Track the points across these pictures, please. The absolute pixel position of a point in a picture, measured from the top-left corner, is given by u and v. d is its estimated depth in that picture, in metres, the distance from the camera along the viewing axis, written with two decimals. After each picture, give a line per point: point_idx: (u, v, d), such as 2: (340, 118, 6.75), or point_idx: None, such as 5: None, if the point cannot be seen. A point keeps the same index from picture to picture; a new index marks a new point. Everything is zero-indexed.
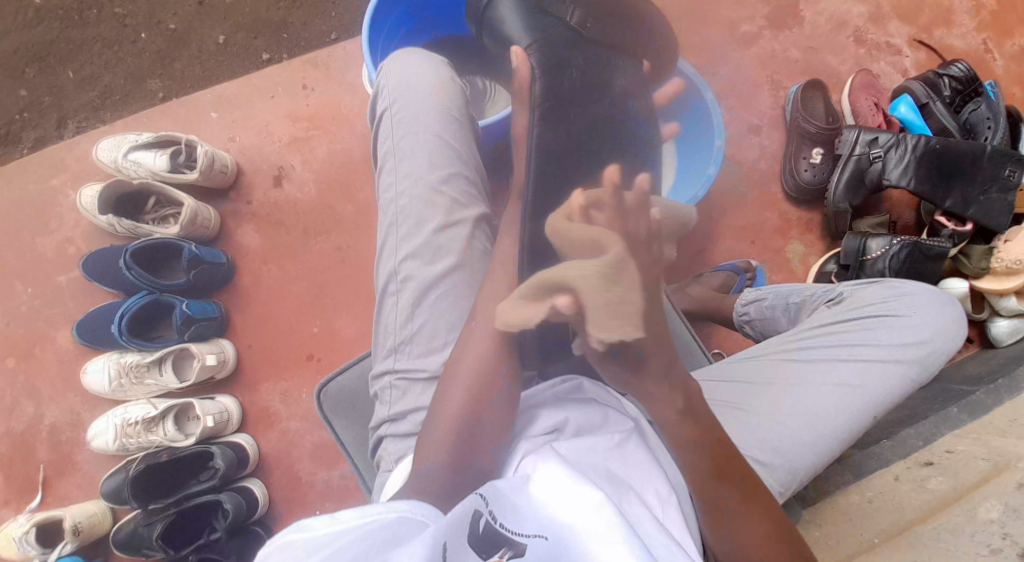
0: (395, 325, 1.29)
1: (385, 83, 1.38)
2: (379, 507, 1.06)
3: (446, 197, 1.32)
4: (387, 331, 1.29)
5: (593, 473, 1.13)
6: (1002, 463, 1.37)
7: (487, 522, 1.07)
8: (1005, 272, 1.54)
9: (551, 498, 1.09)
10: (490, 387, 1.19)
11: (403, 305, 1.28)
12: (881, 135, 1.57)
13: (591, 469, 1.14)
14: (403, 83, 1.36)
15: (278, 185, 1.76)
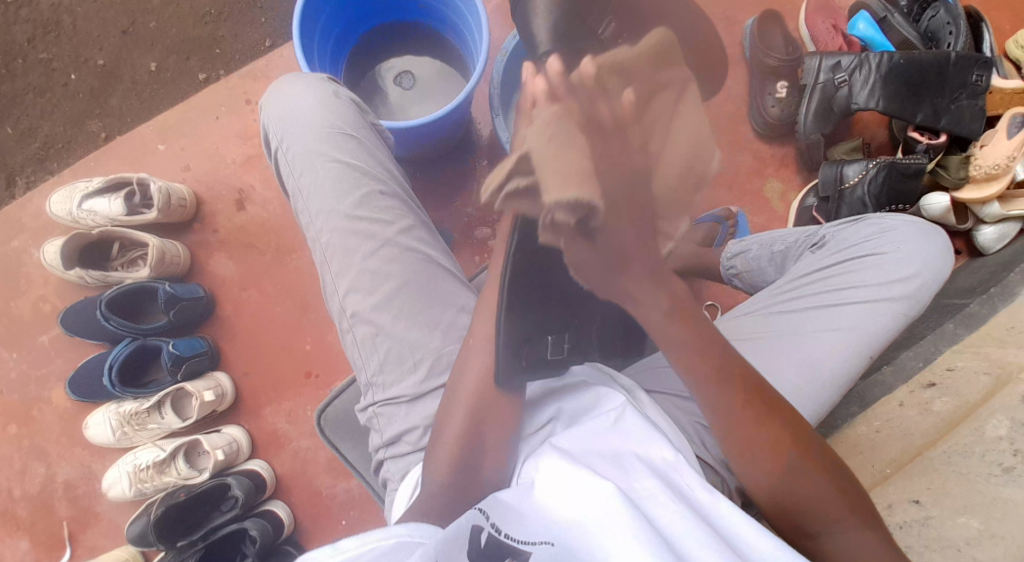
0: (360, 360, 1.32)
1: (269, 122, 1.41)
2: (378, 532, 1.08)
3: (366, 220, 1.34)
4: (359, 366, 1.33)
5: (596, 459, 1.15)
6: (1003, 376, 1.40)
7: (489, 534, 1.08)
8: (985, 178, 1.52)
9: (552, 497, 1.12)
10: (489, 397, 1.20)
11: (358, 340, 1.32)
12: (843, 58, 1.53)
13: (594, 455, 1.15)
14: (285, 119, 1.39)
15: (241, 208, 1.71)
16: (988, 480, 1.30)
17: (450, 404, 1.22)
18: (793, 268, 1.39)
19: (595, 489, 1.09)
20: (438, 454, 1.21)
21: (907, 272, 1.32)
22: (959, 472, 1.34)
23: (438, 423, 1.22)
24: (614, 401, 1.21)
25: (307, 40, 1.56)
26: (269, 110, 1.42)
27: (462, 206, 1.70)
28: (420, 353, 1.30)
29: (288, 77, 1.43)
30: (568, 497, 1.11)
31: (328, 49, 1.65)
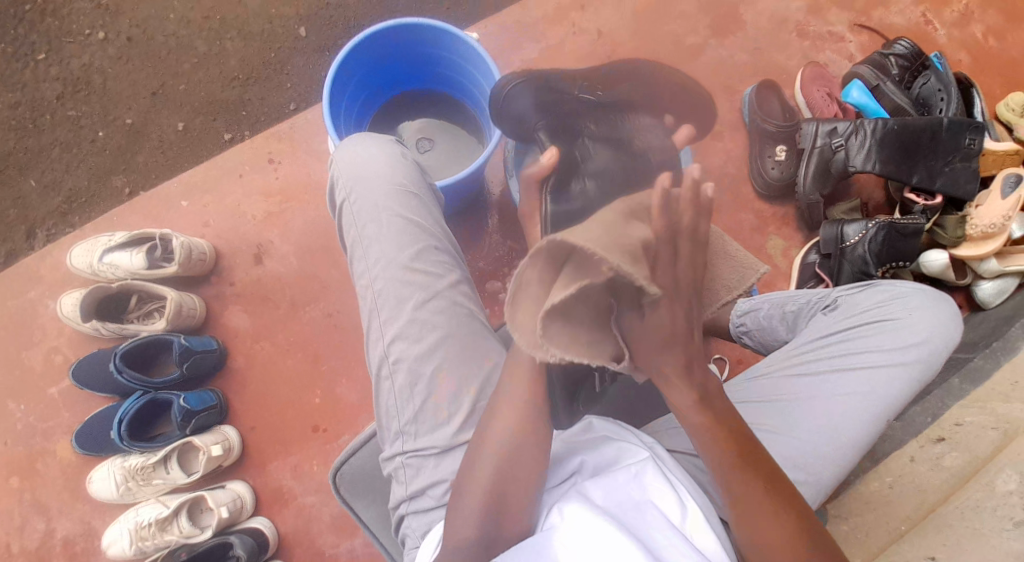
0: (397, 407, 1.36)
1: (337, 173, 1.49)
2: None
3: (421, 272, 1.40)
4: (391, 415, 1.37)
5: (625, 511, 1.20)
6: (1011, 430, 1.45)
7: None
8: (981, 236, 1.55)
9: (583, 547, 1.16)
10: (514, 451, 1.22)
11: (399, 387, 1.36)
12: (839, 124, 1.58)
13: (624, 509, 1.20)
14: (354, 170, 1.46)
15: (259, 262, 1.76)
16: (1001, 534, 1.33)
17: (472, 458, 1.23)
18: (812, 330, 1.45)
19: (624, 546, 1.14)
20: (463, 507, 1.21)
21: (921, 339, 1.39)
22: (971, 527, 1.37)
23: (463, 478, 1.23)
24: (635, 454, 1.26)
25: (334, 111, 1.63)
26: (336, 161, 1.49)
27: (472, 262, 1.75)
28: (457, 405, 1.34)
29: (358, 134, 1.50)
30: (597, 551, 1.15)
31: (352, 117, 1.74)
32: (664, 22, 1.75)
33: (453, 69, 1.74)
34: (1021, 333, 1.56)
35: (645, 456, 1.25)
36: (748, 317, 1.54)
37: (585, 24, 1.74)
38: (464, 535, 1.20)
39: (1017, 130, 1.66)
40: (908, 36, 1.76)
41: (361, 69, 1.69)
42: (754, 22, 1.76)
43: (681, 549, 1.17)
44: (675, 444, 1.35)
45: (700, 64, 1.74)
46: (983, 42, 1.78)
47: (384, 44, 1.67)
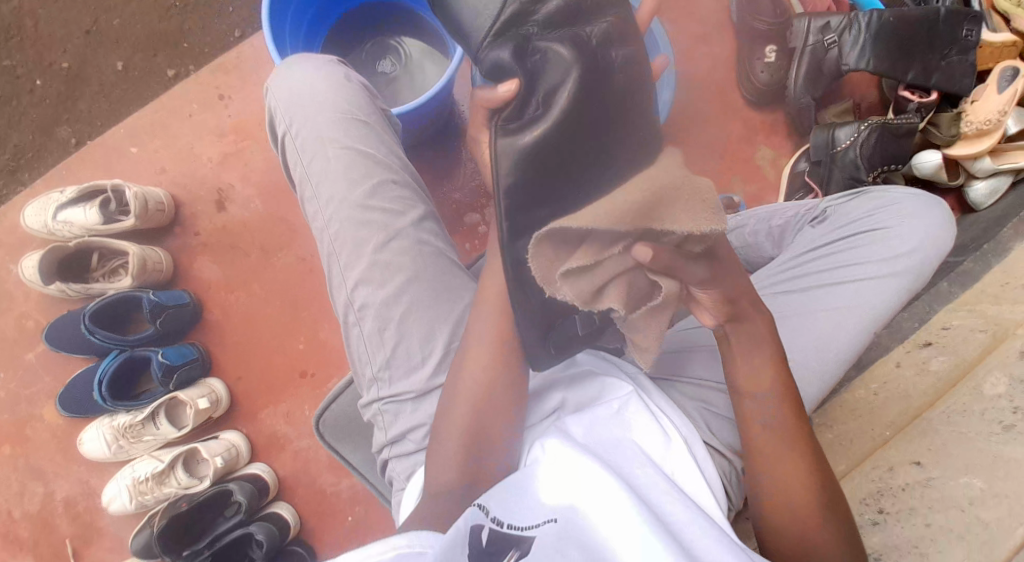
0: (368, 352, 1.33)
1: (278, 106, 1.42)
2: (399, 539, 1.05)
3: (377, 211, 1.34)
4: (364, 361, 1.34)
5: (606, 451, 1.16)
6: (1000, 332, 1.40)
7: (490, 530, 1.06)
8: (976, 134, 1.47)
9: (564, 489, 1.11)
10: (486, 397, 1.20)
11: (369, 333, 1.32)
12: (832, 19, 1.49)
13: (605, 448, 1.16)
14: (294, 102, 1.39)
15: (222, 209, 1.69)
16: (988, 438, 1.28)
17: (446, 406, 1.21)
18: (798, 245, 1.41)
19: (605, 483, 1.09)
20: (439, 455, 1.20)
21: (907, 246, 1.34)
22: (958, 430, 1.32)
23: (437, 425, 1.21)
24: (620, 388, 1.22)
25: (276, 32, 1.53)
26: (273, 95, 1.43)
27: (448, 193, 1.69)
28: (431, 346, 1.31)
29: (295, 61, 1.42)
30: (578, 492, 1.10)
31: (299, 38, 1.63)
32: None
33: None
34: (1013, 235, 1.54)
35: (629, 390, 1.22)
36: (734, 236, 1.49)
37: None
38: (445, 480, 1.19)
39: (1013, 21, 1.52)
40: None
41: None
42: None
43: (664, 486, 1.12)
44: (660, 370, 1.32)
45: None
46: None
47: None
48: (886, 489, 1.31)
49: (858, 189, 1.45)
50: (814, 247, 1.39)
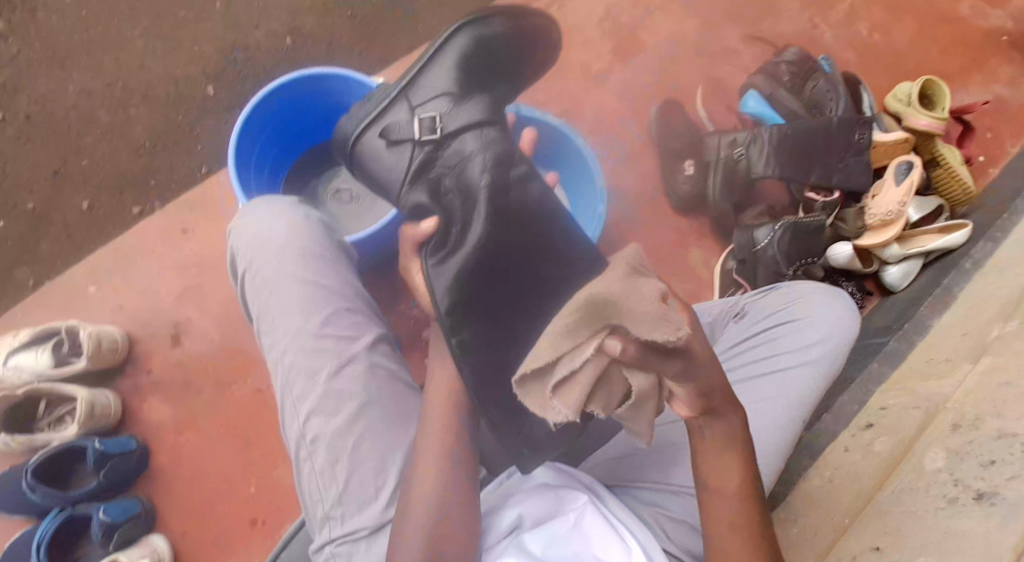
0: (321, 484, 1.36)
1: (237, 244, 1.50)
2: None
3: (331, 340, 1.42)
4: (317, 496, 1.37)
5: None
6: (934, 406, 1.45)
7: None
8: (882, 224, 1.56)
9: None
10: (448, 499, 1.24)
11: (323, 461, 1.36)
12: (738, 134, 1.60)
13: None
14: (253, 241, 1.47)
15: (178, 343, 1.71)
16: (937, 514, 1.31)
17: (406, 502, 1.24)
18: (726, 341, 1.51)
19: None
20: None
21: (823, 336, 1.44)
22: (909, 511, 1.35)
23: (394, 534, 1.24)
24: (575, 497, 1.30)
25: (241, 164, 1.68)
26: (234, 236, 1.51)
27: (406, 310, 1.78)
28: (384, 478, 1.36)
29: (253, 204, 1.51)
30: None
31: (263, 176, 1.79)
32: (568, 52, 1.71)
33: None
34: (929, 312, 1.61)
35: (584, 501, 1.30)
36: None
37: None
38: None
39: (904, 119, 1.57)
40: (801, 42, 1.71)
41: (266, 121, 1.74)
42: (654, 45, 1.72)
43: None
44: (615, 476, 1.41)
45: (606, 91, 1.71)
46: (873, 38, 1.73)
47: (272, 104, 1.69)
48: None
49: (770, 286, 1.57)
50: (740, 342, 1.49)
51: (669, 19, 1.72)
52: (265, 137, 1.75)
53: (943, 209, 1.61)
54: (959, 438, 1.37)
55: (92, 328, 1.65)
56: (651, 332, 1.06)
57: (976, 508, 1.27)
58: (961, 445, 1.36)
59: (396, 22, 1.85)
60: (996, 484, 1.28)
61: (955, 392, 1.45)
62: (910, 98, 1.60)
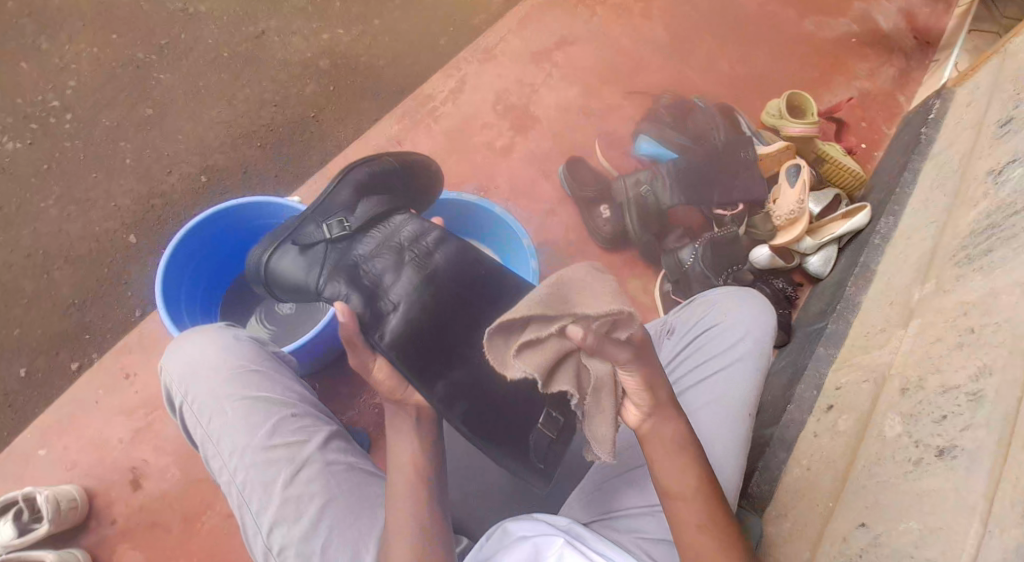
0: None
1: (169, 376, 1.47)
2: None
3: (281, 448, 1.39)
4: None
5: None
6: (880, 378, 1.51)
7: None
8: (789, 222, 1.71)
9: None
10: None
11: None
12: (641, 174, 1.74)
13: None
14: (184, 369, 1.44)
15: (137, 487, 1.66)
16: (906, 479, 1.36)
17: None
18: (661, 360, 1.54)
19: None
20: None
21: (743, 335, 1.47)
22: (883, 482, 1.39)
23: None
24: (553, 543, 1.31)
25: (172, 312, 1.61)
26: (165, 367, 1.48)
27: (366, 401, 1.78)
28: None
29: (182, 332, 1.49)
30: None
31: (197, 312, 1.72)
32: (471, 134, 1.84)
33: None
34: (856, 291, 1.68)
35: (560, 542, 1.31)
36: None
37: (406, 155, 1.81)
38: None
39: (782, 129, 1.80)
40: (672, 88, 1.93)
41: (190, 264, 1.68)
42: (546, 114, 1.88)
43: None
44: (594, 511, 1.43)
45: (514, 161, 1.84)
46: (734, 72, 1.96)
47: (202, 234, 1.66)
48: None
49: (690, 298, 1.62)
50: (672, 358, 1.52)
51: (555, 90, 1.90)
52: (195, 271, 1.70)
53: (840, 197, 1.80)
54: (907, 401, 1.43)
55: (48, 490, 1.60)
56: (610, 305, 1.09)
57: (939, 464, 1.32)
58: (912, 407, 1.41)
59: (304, 146, 1.85)
60: (951, 437, 1.32)
61: (894, 359, 1.51)
62: (781, 113, 1.83)
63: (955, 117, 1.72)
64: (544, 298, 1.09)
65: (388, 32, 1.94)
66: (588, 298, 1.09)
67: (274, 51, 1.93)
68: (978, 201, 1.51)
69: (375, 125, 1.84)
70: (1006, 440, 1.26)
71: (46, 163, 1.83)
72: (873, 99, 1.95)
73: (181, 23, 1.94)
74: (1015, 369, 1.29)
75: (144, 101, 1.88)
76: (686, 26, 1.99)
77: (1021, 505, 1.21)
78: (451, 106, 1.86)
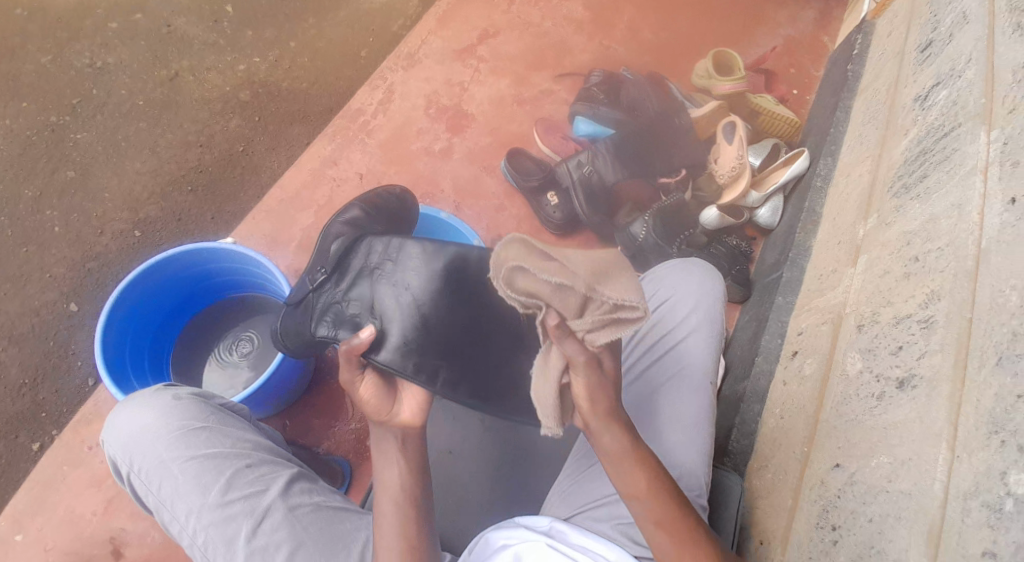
0: None
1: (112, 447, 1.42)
2: None
3: (239, 501, 1.35)
4: None
5: None
6: (839, 317, 1.54)
7: None
8: (732, 179, 1.74)
9: None
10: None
11: None
12: (581, 156, 1.73)
13: None
14: (126, 440, 1.40)
15: (120, 555, 1.60)
16: (871, 414, 1.38)
17: None
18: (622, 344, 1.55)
19: None
20: None
21: (691, 305, 1.49)
22: (850, 421, 1.41)
23: None
24: (535, 546, 1.29)
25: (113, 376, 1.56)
26: (107, 438, 1.43)
27: (342, 429, 1.76)
28: None
29: (122, 399, 1.44)
30: None
31: (147, 372, 1.68)
32: (407, 142, 1.82)
33: (230, 272, 1.72)
34: (806, 234, 1.72)
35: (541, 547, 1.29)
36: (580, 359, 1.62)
37: (343, 174, 1.78)
38: None
39: (712, 88, 1.84)
40: (600, 66, 1.92)
41: (127, 323, 1.62)
42: (479, 111, 1.86)
43: None
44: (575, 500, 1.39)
45: (454, 162, 1.82)
46: (658, 41, 1.97)
47: (138, 291, 1.61)
48: (827, 503, 1.39)
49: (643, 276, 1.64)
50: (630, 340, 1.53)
51: (484, 86, 1.88)
52: (136, 331, 1.65)
53: (779, 146, 1.83)
54: (865, 336, 1.46)
55: None
56: (632, 306, 1.15)
57: (902, 395, 1.35)
58: (870, 341, 1.45)
59: (237, 177, 1.80)
60: (910, 366, 1.35)
61: (847, 298, 1.55)
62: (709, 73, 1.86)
63: (879, 50, 1.78)
64: (578, 272, 1.14)
65: (309, 54, 1.92)
66: (615, 288, 1.15)
67: (190, 90, 1.88)
68: (908, 129, 1.56)
69: (309, 148, 1.81)
70: (962, 362, 1.29)
71: None
72: (795, 49, 1.99)
73: (92, 77, 1.88)
74: (962, 292, 1.32)
75: (64, 164, 1.82)
76: (604, 4, 2.00)
77: (984, 424, 1.23)
78: (383, 117, 1.84)
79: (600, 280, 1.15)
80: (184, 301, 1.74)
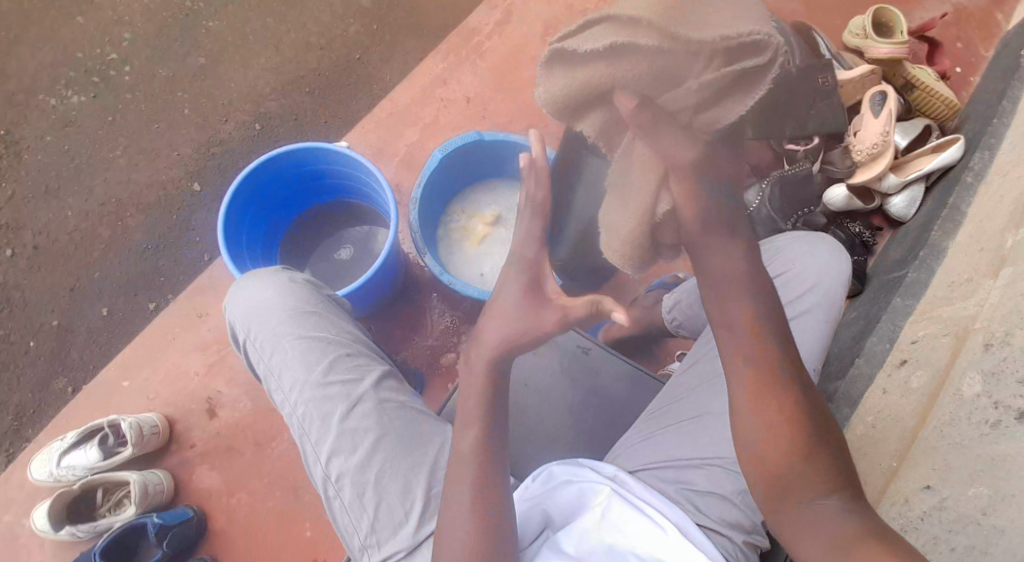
0: (352, 524, 1.30)
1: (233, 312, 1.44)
2: None
3: (337, 383, 1.34)
4: (350, 532, 1.31)
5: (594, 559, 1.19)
6: (962, 331, 1.32)
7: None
8: (871, 157, 1.59)
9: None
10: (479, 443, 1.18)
11: (350, 502, 1.30)
12: None
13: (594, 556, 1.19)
14: (246, 305, 1.41)
15: (213, 415, 1.74)
16: (981, 442, 1.21)
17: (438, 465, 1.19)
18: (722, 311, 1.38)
19: None
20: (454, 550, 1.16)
21: (811, 279, 1.33)
22: (959, 444, 1.24)
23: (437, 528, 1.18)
24: (599, 491, 1.24)
25: (234, 255, 1.63)
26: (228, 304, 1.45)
27: (420, 343, 1.79)
28: (410, 502, 1.29)
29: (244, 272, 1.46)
30: None
31: (258, 256, 1.76)
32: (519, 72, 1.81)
33: (342, 178, 1.76)
34: (942, 234, 1.52)
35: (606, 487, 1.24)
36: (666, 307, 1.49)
37: (451, 95, 1.80)
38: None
39: (866, 51, 1.65)
40: None
41: (249, 204, 1.68)
42: None
43: None
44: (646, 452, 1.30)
45: None
46: None
47: (261, 178, 1.66)
48: (909, 523, 1.25)
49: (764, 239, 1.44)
50: None
51: None
52: (253, 217, 1.71)
53: (930, 128, 1.64)
54: (993, 355, 1.25)
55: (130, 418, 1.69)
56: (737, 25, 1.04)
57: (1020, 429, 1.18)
58: (995, 365, 1.24)
59: (354, 87, 1.92)
60: None
61: (979, 312, 1.32)
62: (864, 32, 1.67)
63: None
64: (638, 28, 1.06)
65: None
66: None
67: None
68: None
69: (423, 63, 1.82)
70: None
71: (110, 116, 1.94)
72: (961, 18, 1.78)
73: None
74: None
75: (197, 51, 1.97)
76: None
77: None
78: (498, 39, 1.82)
79: (664, 30, 1.04)
80: (300, 196, 1.80)
